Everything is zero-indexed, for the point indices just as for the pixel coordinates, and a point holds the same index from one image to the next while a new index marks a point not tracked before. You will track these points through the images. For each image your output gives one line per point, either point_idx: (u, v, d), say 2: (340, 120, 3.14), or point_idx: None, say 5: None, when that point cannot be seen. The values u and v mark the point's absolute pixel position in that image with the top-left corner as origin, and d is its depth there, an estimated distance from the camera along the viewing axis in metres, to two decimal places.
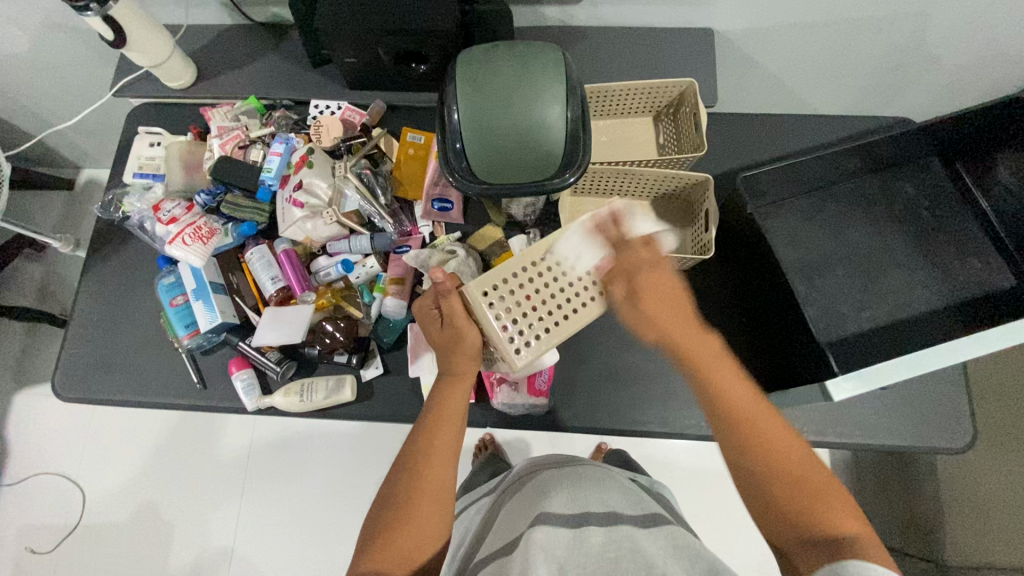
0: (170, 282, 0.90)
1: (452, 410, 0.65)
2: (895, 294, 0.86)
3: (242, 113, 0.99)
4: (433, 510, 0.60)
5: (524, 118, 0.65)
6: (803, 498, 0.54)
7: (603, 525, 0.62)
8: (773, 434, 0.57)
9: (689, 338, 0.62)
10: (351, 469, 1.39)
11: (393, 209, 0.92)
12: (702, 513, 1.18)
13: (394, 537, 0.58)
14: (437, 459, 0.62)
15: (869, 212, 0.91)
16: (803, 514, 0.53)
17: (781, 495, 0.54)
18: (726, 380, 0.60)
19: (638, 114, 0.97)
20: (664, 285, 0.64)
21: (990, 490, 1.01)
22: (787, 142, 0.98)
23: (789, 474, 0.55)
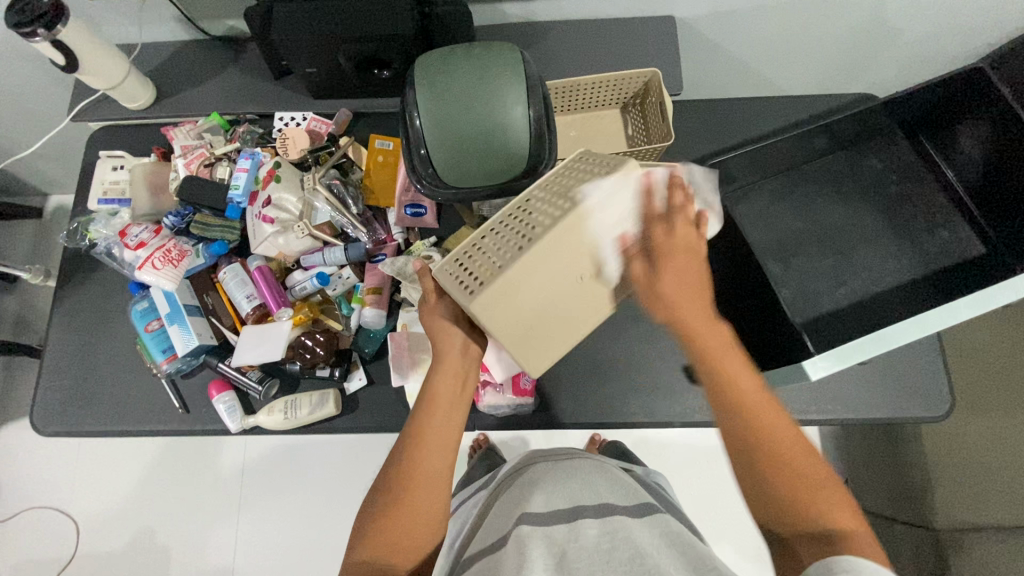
0: (142, 308, 0.88)
1: (447, 393, 0.64)
2: (868, 269, 0.87)
3: (205, 130, 0.97)
4: (426, 498, 0.59)
5: (488, 119, 0.65)
6: (800, 504, 0.54)
7: (597, 517, 0.61)
8: (782, 433, 0.57)
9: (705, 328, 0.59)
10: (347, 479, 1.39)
11: (366, 218, 0.92)
12: (696, 495, 1.20)
13: (392, 529, 0.58)
14: (428, 449, 0.61)
15: (838, 190, 0.92)
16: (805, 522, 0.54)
17: (787, 505, 0.55)
18: (740, 382, 0.58)
19: (606, 107, 0.97)
20: (694, 271, 0.60)
21: (973, 454, 1.04)
22: (757, 124, 0.99)
23: (793, 486, 0.55)
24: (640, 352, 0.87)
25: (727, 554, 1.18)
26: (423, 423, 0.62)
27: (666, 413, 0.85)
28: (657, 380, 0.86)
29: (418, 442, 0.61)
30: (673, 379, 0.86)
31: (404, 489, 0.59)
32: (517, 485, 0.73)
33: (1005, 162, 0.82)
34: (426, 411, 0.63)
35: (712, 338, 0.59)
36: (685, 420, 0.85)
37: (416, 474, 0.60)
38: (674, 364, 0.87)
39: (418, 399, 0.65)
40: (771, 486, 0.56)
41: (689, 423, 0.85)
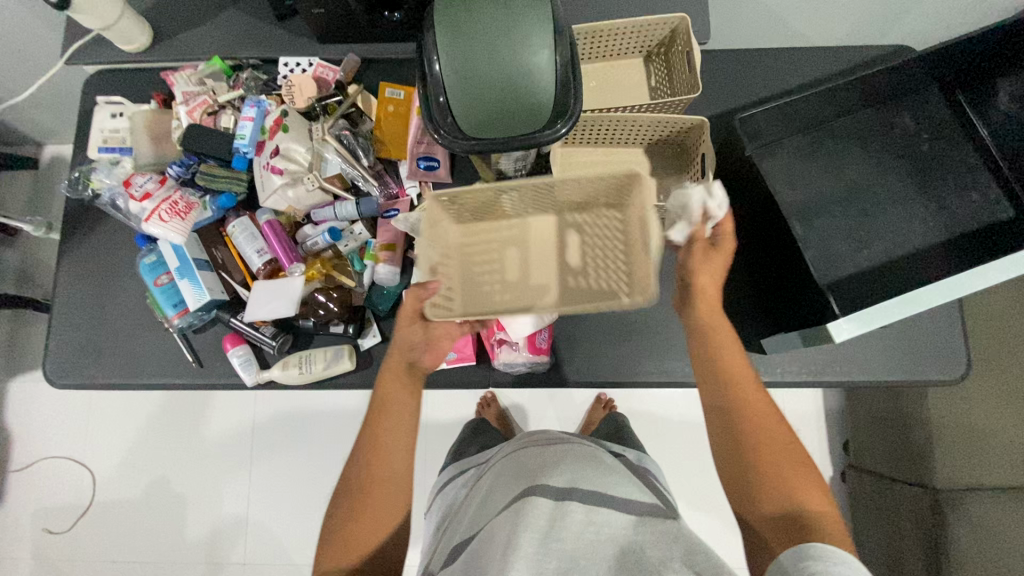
0: (151, 261, 0.86)
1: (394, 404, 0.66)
2: (893, 232, 0.85)
3: (207, 75, 0.92)
4: (386, 501, 0.62)
5: (511, 66, 0.61)
6: (778, 487, 0.57)
7: (584, 501, 0.61)
8: (772, 429, 0.60)
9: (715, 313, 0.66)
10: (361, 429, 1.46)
11: (377, 170, 0.89)
12: (697, 456, 1.26)
13: (355, 528, 0.60)
14: (383, 455, 0.63)
15: (866, 148, 0.89)
16: (773, 497, 0.57)
17: (759, 480, 0.58)
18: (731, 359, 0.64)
19: (627, 56, 0.92)
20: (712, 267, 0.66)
21: (974, 419, 1.10)
22: (785, 77, 0.94)
23: (772, 474, 0.58)
24: (657, 312, 0.86)
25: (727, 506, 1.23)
26: (376, 435, 0.64)
27: (681, 373, 0.85)
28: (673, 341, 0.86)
29: (371, 455, 0.63)
30: None
31: (363, 493, 0.62)
32: (502, 475, 0.72)
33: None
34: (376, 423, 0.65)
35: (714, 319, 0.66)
36: None
37: (370, 483, 0.63)
38: None
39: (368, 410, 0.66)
40: (754, 475, 0.59)
41: None
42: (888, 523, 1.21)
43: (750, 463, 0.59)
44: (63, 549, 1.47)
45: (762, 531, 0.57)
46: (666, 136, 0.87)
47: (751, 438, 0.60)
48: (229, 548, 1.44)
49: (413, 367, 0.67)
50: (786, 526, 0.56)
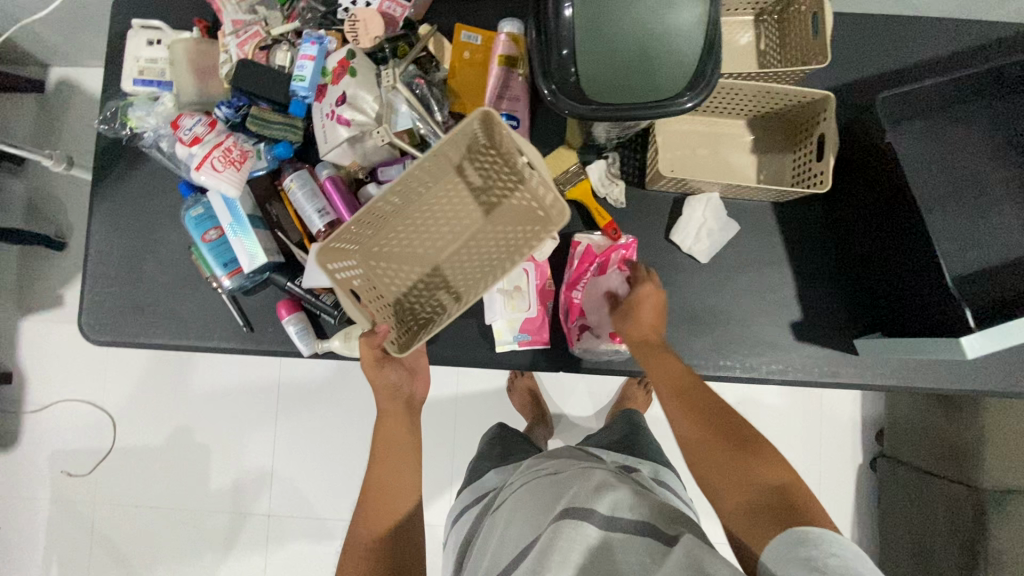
0: (198, 214, 0.78)
1: (390, 431, 0.67)
2: (1010, 232, 0.76)
3: (259, 3, 0.82)
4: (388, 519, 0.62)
5: (653, 17, 0.53)
6: (754, 484, 0.55)
7: (603, 523, 0.56)
8: (717, 424, 0.60)
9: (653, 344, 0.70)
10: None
11: (449, 127, 0.80)
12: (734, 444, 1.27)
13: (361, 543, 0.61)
14: (387, 479, 0.64)
15: (994, 136, 0.79)
16: (744, 492, 0.54)
17: (731, 484, 0.56)
18: (673, 373, 0.65)
19: (736, 14, 0.82)
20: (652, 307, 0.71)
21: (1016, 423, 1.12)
22: (909, 50, 0.84)
23: (738, 472, 0.56)
24: (744, 303, 0.80)
25: None
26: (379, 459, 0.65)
27: (766, 369, 0.79)
28: (760, 335, 0.80)
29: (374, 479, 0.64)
30: (777, 334, 0.80)
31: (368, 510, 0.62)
32: (505, 505, 0.70)
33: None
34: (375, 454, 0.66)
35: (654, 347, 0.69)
36: (784, 378, 0.80)
37: (376, 515, 0.62)
38: (779, 318, 0.80)
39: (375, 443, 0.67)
40: (717, 477, 0.56)
41: (787, 382, 0.80)
42: (920, 519, 1.21)
43: (712, 468, 0.57)
44: (82, 492, 1.45)
45: (746, 532, 0.53)
46: (775, 109, 0.79)
47: (708, 444, 0.59)
48: (252, 500, 1.44)
49: (410, 402, 0.70)
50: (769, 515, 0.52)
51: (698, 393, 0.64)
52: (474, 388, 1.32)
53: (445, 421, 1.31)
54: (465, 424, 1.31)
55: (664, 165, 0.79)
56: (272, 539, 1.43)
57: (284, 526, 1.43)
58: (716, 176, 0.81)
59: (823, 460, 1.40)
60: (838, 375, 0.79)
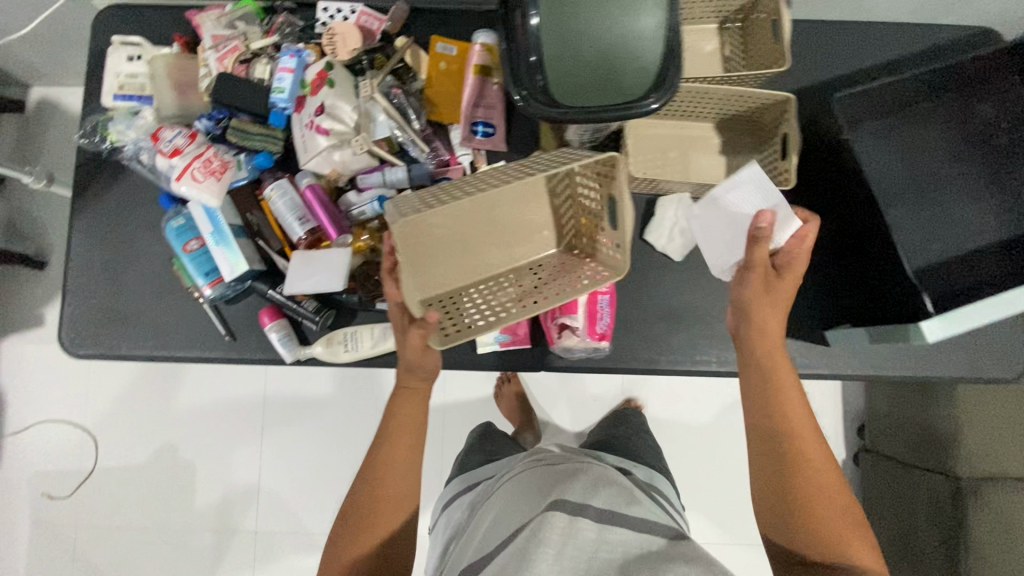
0: (179, 224, 0.78)
1: (409, 424, 0.67)
2: (967, 224, 0.81)
3: (237, 19, 0.83)
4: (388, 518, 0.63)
5: (615, 23, 0.56)
6: (827, 527, 0.59)
7: (598, 519, 0.57)
8: (814, 460, 0.61)
9: (764, 344, 0.65)
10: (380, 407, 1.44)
11: (426, 134, 0.81)
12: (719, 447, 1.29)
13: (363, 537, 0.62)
14: (390, 476, 0.64)
15: (945, 135, 0.84)
16: (822, 536, 0.59)
17: (812, 518, 0.59)
18: (785, 396, 0.63)
19: (701, 22, 0.86)
20: (766, 312, 0.65)
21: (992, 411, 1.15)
22: (865, 55, 0.88)
23: (822, 517, 0.59)
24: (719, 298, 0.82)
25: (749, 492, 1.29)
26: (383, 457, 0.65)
27: None
28: None
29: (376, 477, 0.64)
30: None
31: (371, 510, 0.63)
32: (504, 492, 0.72)
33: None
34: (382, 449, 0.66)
35: (771, 355, 0.65)
36: None
37: (376, 516, 0.63)
38: None
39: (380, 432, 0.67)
40: (804, 518, 0.59)
41: None
42: (905, 509, 1.23)
43: (804, 507, 0.60)
44: (65, 514, 1.42)
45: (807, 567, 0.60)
46: (740, 112, 0.82)
47: (806, 484, 0.60)
48: (240, 516, 1.42)
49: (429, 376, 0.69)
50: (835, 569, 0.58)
51: (807, 434, 0.62)
52: (461, 395, 1.32)
53: (433, 428, 1.31)
54: (453, 430, 1.31)
55: (637, 168, 0.81)
56: (261, 555, 1.41)
57: (273, 541, 1.41)
58: (688, 176, 0.84)
59: None
60: (812, 365, 0.81)
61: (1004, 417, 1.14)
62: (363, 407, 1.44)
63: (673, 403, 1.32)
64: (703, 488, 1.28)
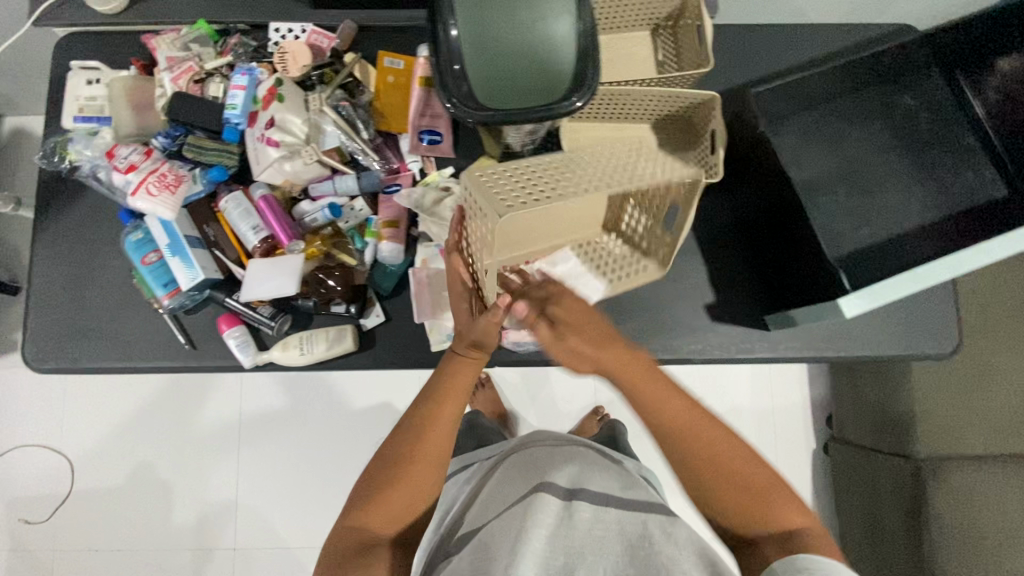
0: (137, 238, 0.81)
1: (459, 388, 0.68)
2: (892, 210, 0.87)
3: (191, 40, 0.87)
4: (422, 476, 0.65)
5: (529, 31, 0.60)
6: (747, 501, 0.62)
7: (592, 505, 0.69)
8: (721, 446, 0.63)
9: (619, 363, 0.64)
10: (356, 416, 1.45)
11: (376, 144, 0.85)
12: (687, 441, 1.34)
13: (387, 501, 0.64)
14: (426, 440, 0.66)
15: (868, 127, 0.90)
16: (754, 515, 0.62)
17: (725, 495, 0.63)
18: (663, 398, 0.64)
19: (635, 29, 0.91)
20: (581, 321, 0.65)
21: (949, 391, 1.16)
22: (793, 54, 0.93)
23: (748, 498, 0.62)
24: (663, 289, 0.86)
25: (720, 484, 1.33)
26: (424, 425, 0.66)
27: (686, 349, 0.85)
28: (679, 317, 0.86)
29: (414, 436, 0.66)
30: (695, 316, 0.85)
31: (400, 471, 0.65)
32: (507, 482, 0.76)
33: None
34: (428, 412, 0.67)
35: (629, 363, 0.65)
36: (705, 356, 0.85)
37: (404, 480, 0.64)
38: (695, 301, 0.86)
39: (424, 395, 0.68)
40: (729, 503, 0.62)
41: (708, 359, 0.85)
42: (870, 492, 1.26)
43: (722, 495, 0.63)
44: (42, 539, 1.42)
45: (754, 543, 0.62)
46: (673, 112, 0.86)
47: (723, 472, 0.63)
48: (219, 532, 1.42)
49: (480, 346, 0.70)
50: (779, 540, 0.61)
51: (702, 428, 0.64)
52: None
53: None
54: None
55: None
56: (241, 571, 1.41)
57: (252, 557, 1.41)
58: None
59: (779, 447, 1.44)
60: (754, 349, 0.85)
61: None
62: (338, 418, 1.45)
63: (640, 396, 1.35)
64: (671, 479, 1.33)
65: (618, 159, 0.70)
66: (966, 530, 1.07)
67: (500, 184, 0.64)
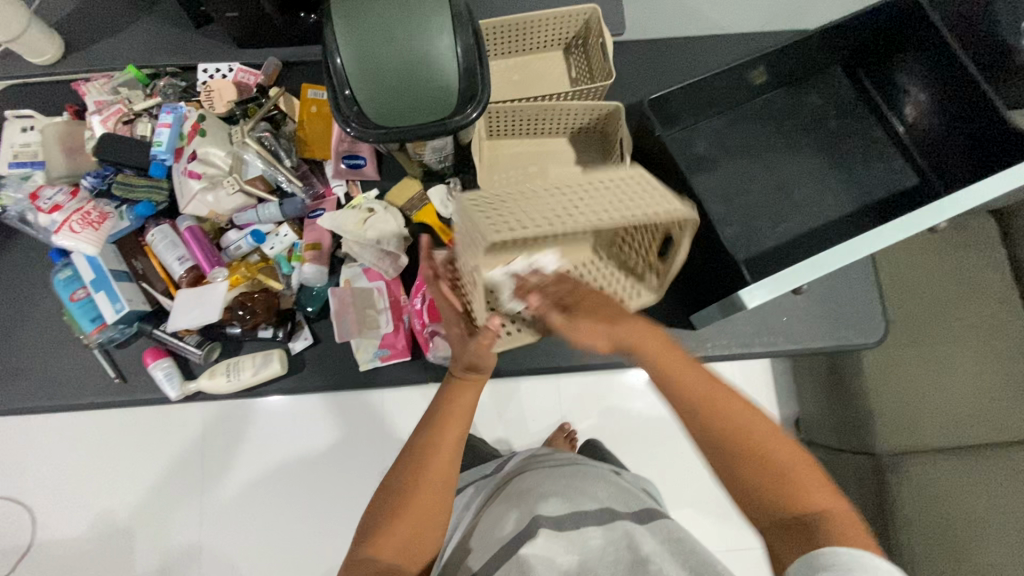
0: (65, 277, 0.83)
1: (463, 407, 0.63)
2: (809, 204, 0.89)
3: (122, 84, 0.91)
4: (430, 503, 0.59)
5: (409, 52, 0.62)
6: (771, 483, 0.52)
7: (600, 525, 0.63)
8: (738, 416, 0.55)
9: (639, 337, 0.58)
10: (322, 457, 1.35)
11: (302, 171, 0.88)
12: (654, 457, 1.27)
13: (401, 531, 0.58)
14: (439, 459, 0.60)
15: (780, 127, 0.93)
16: (776, 494, 0.52)
17: (747, 482, 0.53)
18: (672, 370, 0.57)
19: (547, 50, 0.95)
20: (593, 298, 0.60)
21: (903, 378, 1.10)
22: (702, 64, 0.97)
23: (770, 473, 0.52)
24: None
25: (694, 498, 1.25)
26: (433, 445, 0.61)
27: None
28: None
29: (423, 460, 0.60)
30: None
31: (407, 498, 0.59)
32: (517, 492, 0.72)
33: (950, 100, 0.83)
34: (438, 433, 0.61)
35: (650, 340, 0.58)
36: None
37: (414, 507, 0.58)
38: None
39: (430, 416, 0.63)
40: (751, 481, 0.53)
41: None
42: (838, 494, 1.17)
43: (742, 471, 0.53)
44: None
45: (777, 534, 0.51)
46: (587, 125, 0.89)
47: (744, 448, 0.54)
48: None
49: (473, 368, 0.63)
50: (797, 525, 0.50)
51: (719, 404, 0.56)
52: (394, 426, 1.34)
53: (369, 460, 1.34)
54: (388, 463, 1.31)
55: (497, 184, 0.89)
56: None
57: None
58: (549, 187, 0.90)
59: None
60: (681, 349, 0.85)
61: (922, 387, 1.10)
62: (303, 457, 1.35)
63: (609, 411, 1.29)
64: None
65: (638, 186, 0.57)
66: (927, 528, 1.03)
67: (499, 214, 0.54)
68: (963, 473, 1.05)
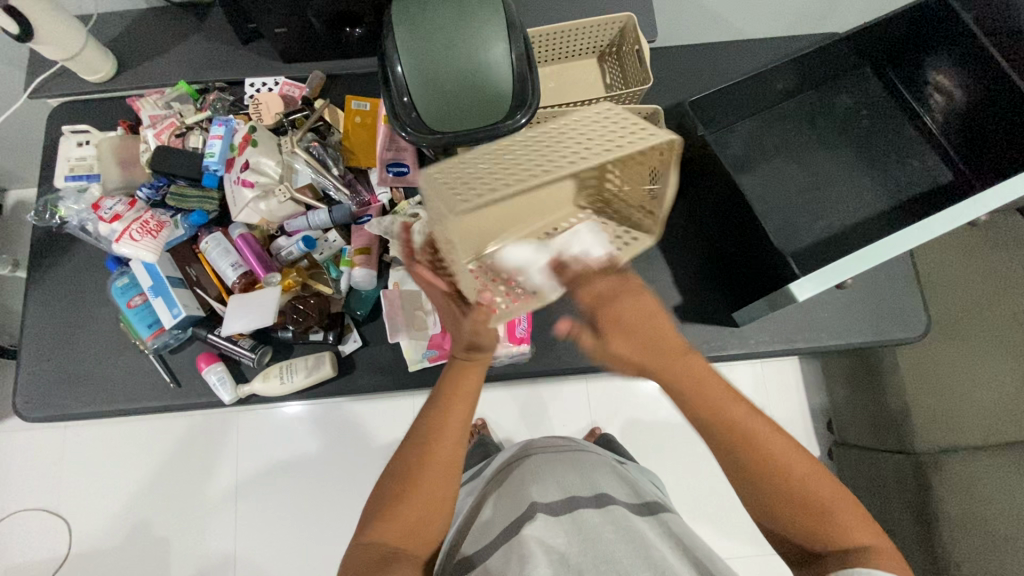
0: (123, 283, 0.86)
1: (466, 389, 0.61)
2: (846, 202, 0.90)
3: (174, 99, 0.95)
4: (440, 481, 0.58)
5: (466, 60, 0.65)
6: (801, 515, 0.54)
7: (597, 508, 0.65)
8: (772, 447, 0.55)
9: (665, 361, 0.57)
10: (356, 461, 1.37)
11: (348, 179, 0.91)
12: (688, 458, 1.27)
13: (408, 512, 0.57)
14: (445, 438, 0.59)
15: (812, 127, 0.94)
16: (803, 530, 0.54)
17: (784, 508, 0.54)
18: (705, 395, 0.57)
19: (582, 58, 0.98)
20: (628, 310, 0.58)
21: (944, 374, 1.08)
22: (732, 69, 0.99)
23: (801, 507, 0.54)
24: None
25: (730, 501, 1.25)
26: (437, 425, 0.59)
27: None
28: None
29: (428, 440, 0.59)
30: None
31: (414, 477, 0.57)
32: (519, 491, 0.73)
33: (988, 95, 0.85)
34: (444, 408, 0.60)
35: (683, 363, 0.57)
36: None
37: (426, 486, 0.57)
38: (663, 305, 0.88)
39: (433, 397, 0.61)
40: (786, 513, 0.54)
41: None
42: (879, 493, 1.16)
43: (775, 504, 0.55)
44: None
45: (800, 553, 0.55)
46: None
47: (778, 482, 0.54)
48: None
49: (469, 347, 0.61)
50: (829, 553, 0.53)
51: (755, 434, 0.55)
52: None
53: None
54: None
55: None
56: None
57: None
58: None
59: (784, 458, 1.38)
60: (724, 346, 0.86)
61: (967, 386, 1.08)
62: (338, 463, 1.36)
63: (641, 414, 1.29)
64: (686, 501, 1.25)
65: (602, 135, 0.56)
66: (972, 527, 0.99)
67: (460, 184, 0.52)
68: (1006, 470, 1.00)
